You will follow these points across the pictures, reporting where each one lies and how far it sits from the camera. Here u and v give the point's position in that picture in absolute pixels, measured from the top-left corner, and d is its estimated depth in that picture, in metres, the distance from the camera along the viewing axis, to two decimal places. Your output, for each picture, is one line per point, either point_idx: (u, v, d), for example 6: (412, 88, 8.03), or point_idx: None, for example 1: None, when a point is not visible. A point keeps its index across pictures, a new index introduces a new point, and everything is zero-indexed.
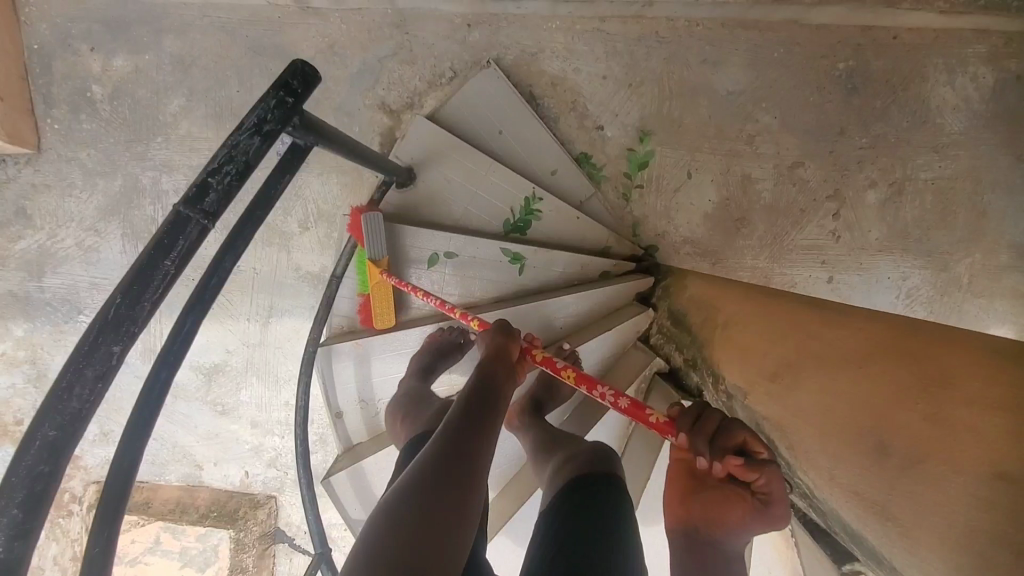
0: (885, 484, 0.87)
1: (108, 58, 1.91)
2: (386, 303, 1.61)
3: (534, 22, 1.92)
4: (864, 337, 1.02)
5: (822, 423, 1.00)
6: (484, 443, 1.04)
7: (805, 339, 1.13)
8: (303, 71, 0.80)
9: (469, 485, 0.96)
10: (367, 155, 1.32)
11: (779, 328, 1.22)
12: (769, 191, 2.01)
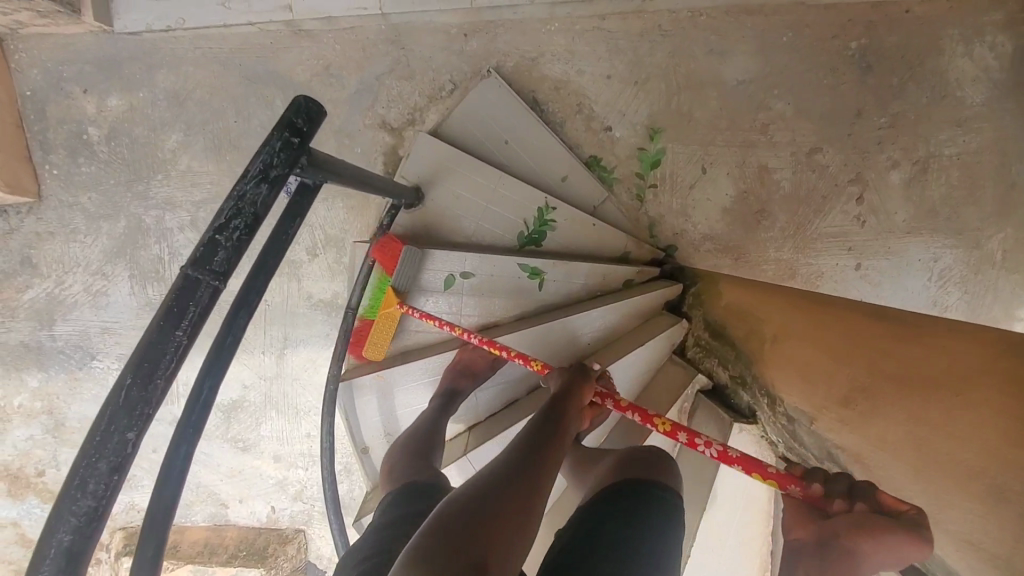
0: (995, 524, 0.97)
1: (102, 99, 1.87)
2: (385, 333, 1.58)
3: (531, 26, 1.86)
4: (950, 361, 1.12)
5: (919, 456, 1.10)
6: (542, 473, 1.00)
7: (888, 365, 1.22)
8: (307, 106, 0.74)
9: (519, 509, 0.92)
10: (374, 181, 1.26)
11: (856, 353, 1.30)
12: (788, 180, 1.93)
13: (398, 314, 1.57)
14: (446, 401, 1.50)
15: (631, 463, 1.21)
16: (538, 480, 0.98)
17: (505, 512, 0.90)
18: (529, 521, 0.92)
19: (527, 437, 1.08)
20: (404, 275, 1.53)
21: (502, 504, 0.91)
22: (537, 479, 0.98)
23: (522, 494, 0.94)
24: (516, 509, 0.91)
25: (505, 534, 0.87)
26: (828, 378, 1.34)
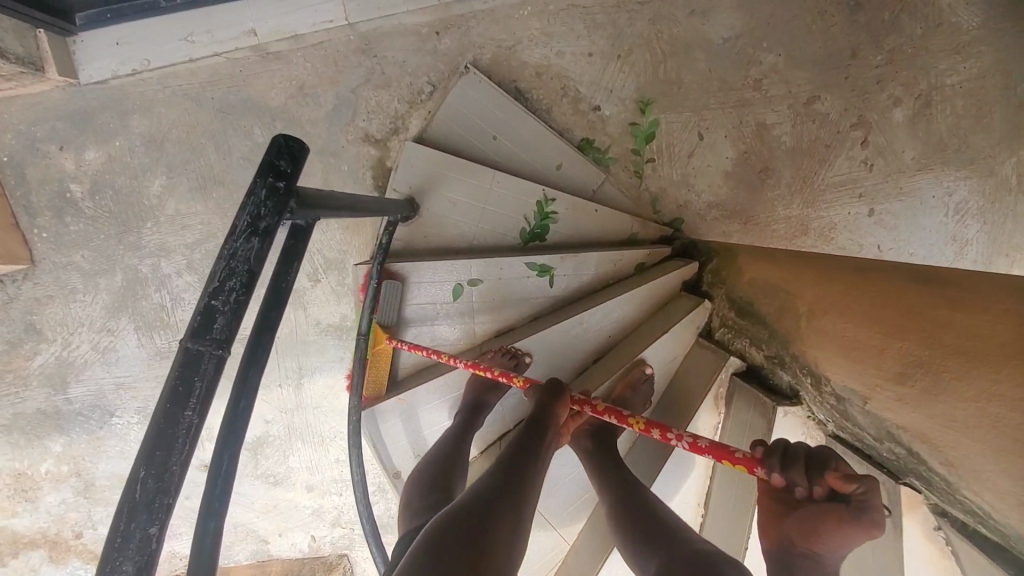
0: None
1: (79, 154, 1.82)
2: (381, 370, 1.59)
3: (504, 14, 1.80)
4: (995, 317, 0.80)
5: (973, 440, 0.79)
6: (526, 497, 1.00)
7: (913, 326, 0.92)
8: (291, 147, 0.69)
9: (506, 536, 0.91)
10: (367, 203, 1.20)
11: (875, 314, 1.02)
12: (789, 133, 1.86)
13: (391, 350, 1.58)
14: (467, 419, 1.45)
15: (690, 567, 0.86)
16: (522, 502, 0.98)
17: (494, 541, 0.88)
18: (518, 533, 0.93)
19: (507, 458, 1.07)
20: (388, 310, 1.55)
21: (490, 532, 0.89)
22: (518, 503, 0.97)
23: (509, 519, 0.93)
24: (503, 535, 0.90)
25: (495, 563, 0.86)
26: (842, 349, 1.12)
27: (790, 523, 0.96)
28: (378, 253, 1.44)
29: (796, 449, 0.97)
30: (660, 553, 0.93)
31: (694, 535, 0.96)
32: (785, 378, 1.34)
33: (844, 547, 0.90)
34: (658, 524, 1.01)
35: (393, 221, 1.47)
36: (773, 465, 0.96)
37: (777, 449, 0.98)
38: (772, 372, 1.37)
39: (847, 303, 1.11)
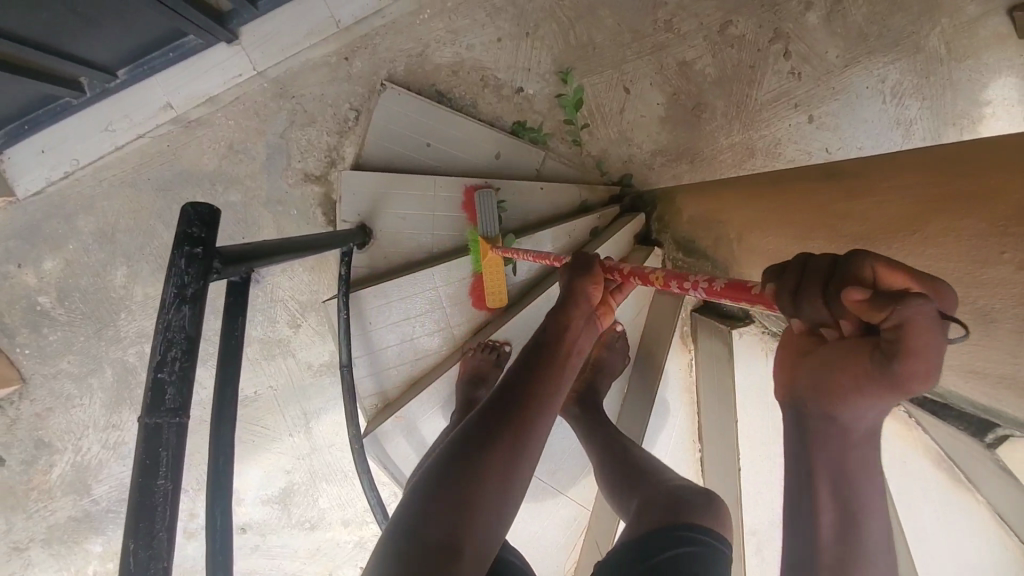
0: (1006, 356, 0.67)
1: (38, 266, 1.85)
2: (497, 279, 1.57)
3: (405, 23, 1.82)
4: (895, 189, 0.86)
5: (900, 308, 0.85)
6: (539, 418, 0.86)
7: (828, 216, 0.98)
8: (204, 214, 0.72)
9: (506, 472, 0.80)
10: (316, 239, 1.23)
11: (799, 214, 1.06)
12: (711, 65, 1.89)
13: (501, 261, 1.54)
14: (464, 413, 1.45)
15: (662, 506, 0.89)
16: (533, 423, 0.85)
17: (486, 481, 0.78)
18: (523, 464, 0.81)
19: (523, 366, 0.92)
20: (384, 319, 1.63)
21: (484, 471, 0.78)
22: (531, 423, 0.84)
23: (514, 449, 0.81)
24: (502, 471, 0.79)
25: (487, 509, 0.77)
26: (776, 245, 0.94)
27: (806, 373, 0.61)
28: (341, 285, 1.47)
29: (820, 259, 0.59)
30: (638, 495, 0.96)
31: (671, 476, 0.99)
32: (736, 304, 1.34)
33: (877, 408, 0.55)
34: (640, 470, 1.03)
35: (347, 251, 1.49)
36: (774, 293, 0.62)
37: (786, 270, 0.62)
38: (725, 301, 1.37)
39: (773, 214, 1.15)
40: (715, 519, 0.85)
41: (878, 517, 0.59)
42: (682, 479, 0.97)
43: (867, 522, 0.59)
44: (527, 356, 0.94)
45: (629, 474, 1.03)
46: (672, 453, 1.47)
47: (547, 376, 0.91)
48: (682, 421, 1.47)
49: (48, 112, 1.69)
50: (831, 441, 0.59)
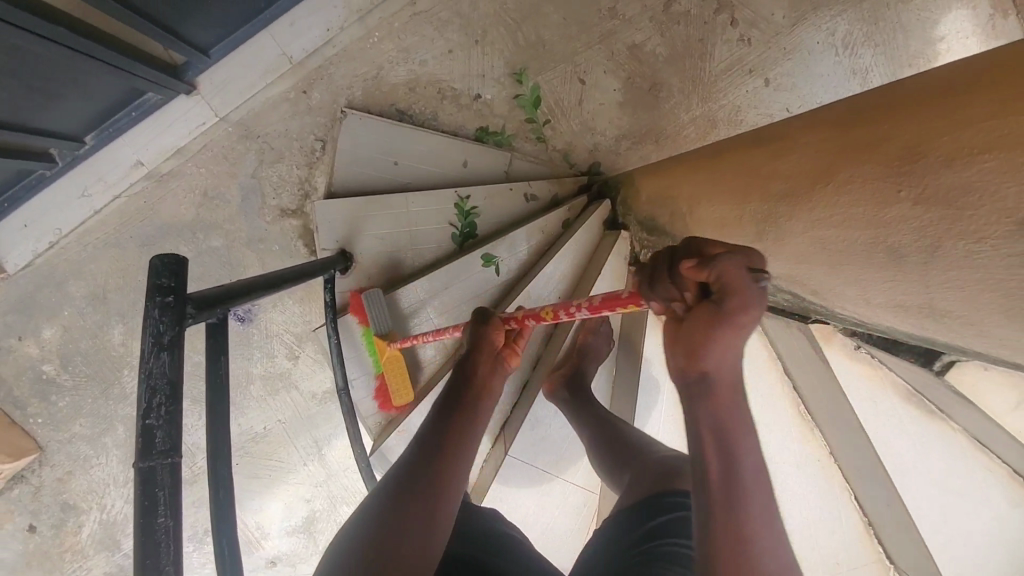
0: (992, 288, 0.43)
1: (38, 336, 1.90)
2: (399, 378, 1.62)
3: (356, 49, 1.84)
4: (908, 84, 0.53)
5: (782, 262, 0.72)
6: (457, 452, 0.93)
7: (722, 169, 0.87)
8: (170, 264, 0.75)
9: (433, 502, 0.86)
10: (300, 268, 1.25)
11: (704, 167, 0.94)
12: (661, 45, 1.91)
13: (399, 353, 1.61)
14: None
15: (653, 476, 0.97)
16: (451, 457, 0.91)
17: (416, 510, 0.84)
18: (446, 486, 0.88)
19: (439, 412, 0.98)
20: (379, 320, 1.61)
21: (411, 505, 0.84)
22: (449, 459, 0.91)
23: (435, 483, 0.87)
24: (428, 501, 0.85)
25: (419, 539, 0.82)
26: (711, 220, 0.88)
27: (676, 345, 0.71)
28: (328, 313, 1.50)
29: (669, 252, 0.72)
30: (632, 469, 1.04)
31: (659, 447, 1.07)
32: None
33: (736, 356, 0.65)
34: (629, 446, 1.11)
35: (330, 277, 1.52)
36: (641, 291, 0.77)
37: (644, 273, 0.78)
38: None
39: (689, 171, 1.00)
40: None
41: (750, 444, 0.65)
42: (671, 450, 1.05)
43: (740, 452, 0.65)
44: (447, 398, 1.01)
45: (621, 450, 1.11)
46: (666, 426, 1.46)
47: (462, 416, 0.98)
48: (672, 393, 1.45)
49: (24, 187, 1.74)
50: (710, 396, 0.66)
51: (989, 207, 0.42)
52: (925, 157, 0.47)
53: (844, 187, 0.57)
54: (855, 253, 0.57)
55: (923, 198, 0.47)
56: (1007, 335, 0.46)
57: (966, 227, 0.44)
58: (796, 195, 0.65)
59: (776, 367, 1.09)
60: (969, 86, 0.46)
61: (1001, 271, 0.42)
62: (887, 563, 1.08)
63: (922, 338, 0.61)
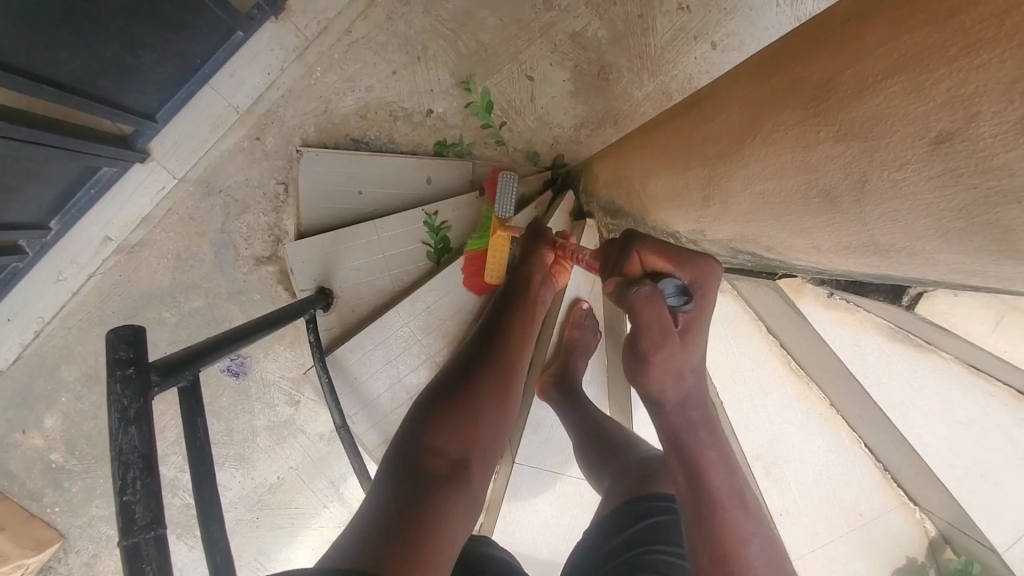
0: (915, 213, 0.42)
1: (41, 426, 1.90)
2: (496, 262, 1.53)
3: (300, 87, 1.84)
4: (814, 29, 0.53)
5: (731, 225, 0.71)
6: (518, 354, 1.06)
7: (665, 139, 0.86)
8: (128, 335, 0.75)
9: (491, 385, 0.99)
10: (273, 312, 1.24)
11: (650, 141, 0.93)
12: (602, 27, 1.87)
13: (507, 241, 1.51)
14: None
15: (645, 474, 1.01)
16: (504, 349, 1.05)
17: (478, 391, 0.97)
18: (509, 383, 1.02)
19: (493, 314, 1.12)
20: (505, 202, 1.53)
21: (473, 384, 0.98)
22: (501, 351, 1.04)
23: (491, 370, 1.01)
24: (488, 385, 0.99)
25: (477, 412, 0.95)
26: (662, 194, 0.87)
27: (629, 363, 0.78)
28: (315, 353, 1.48)
29: (625, 241, 0.86)
30: (610, 470, 1.09)
31: (642, 446, 1.12)
32: None
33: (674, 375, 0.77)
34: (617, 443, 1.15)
35: (311, 317, 1.50)
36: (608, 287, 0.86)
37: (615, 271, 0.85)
38: None
39: (637, 149, 1.00)
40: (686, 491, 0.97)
41: (719, 465, 0.77)
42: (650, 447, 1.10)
43: (711, 477, 0.76)
44: (498, 303, 1.14)
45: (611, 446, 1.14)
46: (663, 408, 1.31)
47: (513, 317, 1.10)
48: None
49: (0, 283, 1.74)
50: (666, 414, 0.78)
51: (902, 130, 0.40)
52: (834, 94, 0.46)
53: (769, 137, 0.56)
54: (791, 199, 0.55)
55: (836, 133, 0.46)
56: (948, 259, 0.44)
57: (880, 152, 0.42)
58: (730, 152, 0.64)
59: (755, 327, 1.08)
60: (861, 16, 0.45)
61: (924, 193, 0.40)
62: (912, 505, 1.04)
63: (878, 275, 0.58)
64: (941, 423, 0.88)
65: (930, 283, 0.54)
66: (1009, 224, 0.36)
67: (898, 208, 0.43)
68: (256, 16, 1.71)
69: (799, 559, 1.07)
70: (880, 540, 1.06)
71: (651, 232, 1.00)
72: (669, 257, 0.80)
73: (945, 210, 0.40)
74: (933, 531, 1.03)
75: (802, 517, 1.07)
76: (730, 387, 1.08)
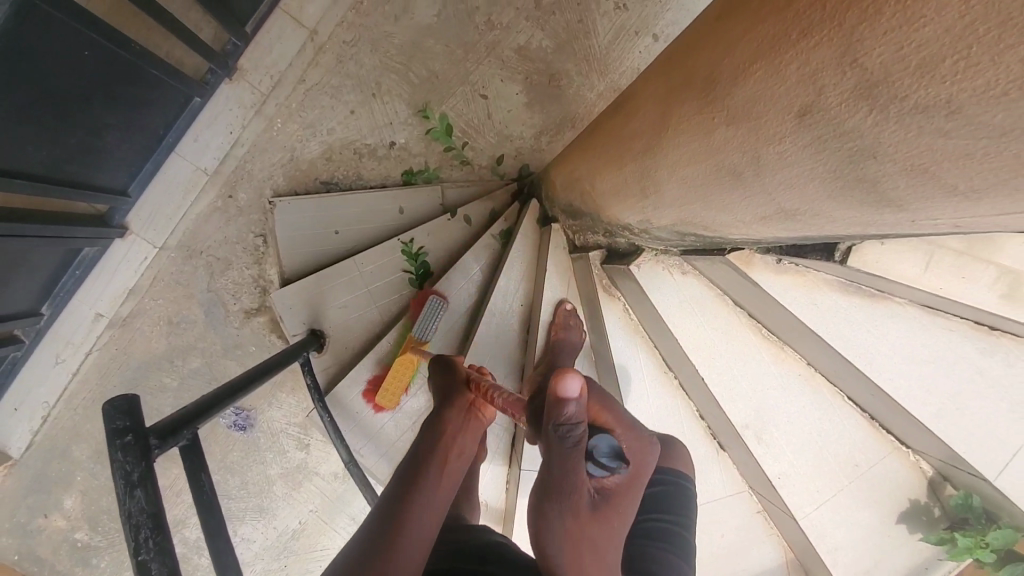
0: (806, 179, 0.46)
1: (61, 508, 1.92)
2: (393, 385, 1.62)
3: (263, 140, 1.89)
4: (700, 27, 0.58)
5: (670, 213, 0.75)
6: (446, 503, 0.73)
7: (602, 142, 0.91)
8: (121, 406, 0.79)
9: (421, 536, 0.66)
10: (266, 369, 1.24)
11: (591, 146, 0.98)
12: (545, 37, 1.93)
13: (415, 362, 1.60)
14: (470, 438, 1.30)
15: None
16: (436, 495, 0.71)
17: (401, 567, 0.62)
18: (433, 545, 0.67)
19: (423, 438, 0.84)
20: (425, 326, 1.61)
21: (393, 553, 0.62)
22: (426, 503, 0.70)
23: (417, 526, 0.67)
24: (415, 551, 0.64)
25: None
26: (608, 191, 0.91)
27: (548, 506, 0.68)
28: (314, 395, 1.51)
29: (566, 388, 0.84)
30: None
31: None
32: (623, 243, 1.13)
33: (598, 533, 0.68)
34: None
35: (306, 360, 1.53)
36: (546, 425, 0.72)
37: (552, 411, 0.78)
38: (614, 245, 1.16)
39: (582, 154, 1.04)
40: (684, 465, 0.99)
41: None
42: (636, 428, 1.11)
43: None
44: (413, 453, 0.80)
45: None
46: (655, 399, 1.25)
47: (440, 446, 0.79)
48: (647, 363, 1.26)
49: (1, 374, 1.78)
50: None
51: (775, 108, 0.44)
52: (720, 83, 0.50)
53: (680, 128, 0.60)
54: (708, 180, 0.60)
55: (730, 118, 0.50)
56: (843, 215, 0.48)
57: (764, 129, 0.46)
58: (654, 144, 0.68)
59: (722, 302, 1.09)
60: (729, 12, 0.50)
61: (805, 160, 0.44)
62: (905, 449, 1.07)
63: (802, 236, 0.63)
64: (911, 364, 0.91)
65: (848, 237, 0.58)
66: (878, 177, 0.40)
67: (792, 178, 0.47)
68: (210, 80, 1.77)
69: (806, 517, 1.10)
70: (879, 486, 1.09)
71: (609, 228, 1.04)
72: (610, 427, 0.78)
73: (827, 173, 0.44)
74: (931, 471, 1.07)
75: (802, 476, 1.10)
76: (709, 362, 1.09)
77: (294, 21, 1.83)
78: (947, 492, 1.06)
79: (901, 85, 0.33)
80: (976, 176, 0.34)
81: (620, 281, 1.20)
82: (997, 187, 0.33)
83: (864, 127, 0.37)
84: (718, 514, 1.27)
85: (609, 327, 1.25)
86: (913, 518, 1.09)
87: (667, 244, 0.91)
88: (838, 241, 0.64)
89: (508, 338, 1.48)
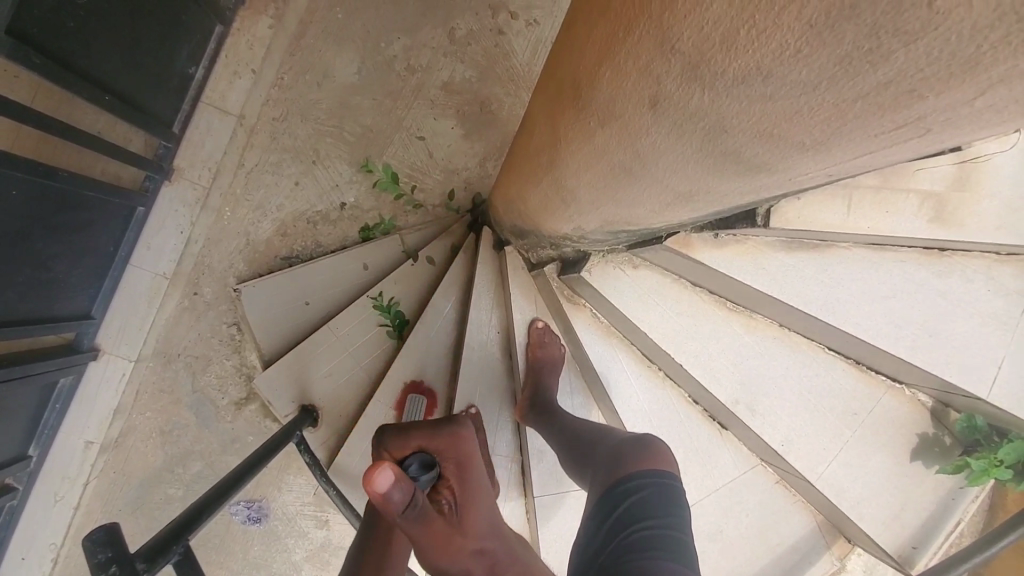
0: (684, 161, 0.46)
1: None
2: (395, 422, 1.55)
3: (216, 231, 1.89)
4: (562, 36, 0.59)
5: (592, 216, 0.75)
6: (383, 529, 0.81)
7: (519, 162, 0.92)
8: (102, 537, 0.68)
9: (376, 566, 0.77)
10: (255, 458, 1.17)
11: (513, 167, 0.99)
12: (466, 68, 1.95)
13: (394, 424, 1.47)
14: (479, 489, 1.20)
15: (619, 460, 0.97)
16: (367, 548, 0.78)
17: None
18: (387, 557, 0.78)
19: None
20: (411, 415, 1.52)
21: None
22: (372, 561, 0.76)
23: None
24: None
25: None
26: (539, 208, 0.92)
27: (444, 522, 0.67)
28: (315, 469, 1.43)
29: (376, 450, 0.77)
30: (589, 469, 1.05)
31: (611, 435, 1.08)
32: (570, 250, 1.13)
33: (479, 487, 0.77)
34: (588, 443, 1.11)
35: (300, 439, 1.45)
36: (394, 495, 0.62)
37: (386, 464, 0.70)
38: (565, 253, 1.16)
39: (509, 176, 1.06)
40: (653, 457, 0.95)
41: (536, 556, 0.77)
42: (624, 432, 1.07)
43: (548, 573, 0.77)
44: None
45: (587, 447, 1.10)
46: (647, 394, 1.25)
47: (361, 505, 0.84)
48: (630, 361, 1.26)
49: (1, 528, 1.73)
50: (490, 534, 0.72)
51: (630, 103, 0.45)
52: (584, 90, 0.51)
53: (570, 138, 0.61)
54: (608, 180, 0.60)
55: (602, 120, 0.51)
56: (730, 187, 0.48)
57: (629, 124, 0.47)
58: (556, 157, 0.69)
59: (680, 286, 1.11)
60: (576, 20, 0.51)
61: (674, 144, 0.45)
62: (899, 386, 1.07)
63: (716, 211, 0.63)
64: (874, 303, 0.90)
65: (757, 202, 0.58)
66: (738, 148, 0.40)
67: (671, 162, 0.47)
68: (149, 186, 1.78)
69: (821, 478, 1.07)
70: (884, 427, 1.08)
71: (554, 240, 1.05)
72: (414, 435, 0.79)
73: (699, 154, 0.44)
74: (930, 401, 1.08)
75: (811, 437, 1.07)
76: (686, 348, 1.09)
77: (220, 111, 1.86)
78: (951, 419, 1.07)
79: (715, 62, 0.34)
80: (814, 129, 0.34)
81: (581, 288, 1.21)
82: (836, 134, 0.34)
83: (706, 108, 0.38)
84: (738, 494, 1.25)
85: (583, 338, 1.26)
86: (926, 451, 1.09)
87: (607, 243, 0.91)
88: (757, 205, 0.63)
89: (492, 367, 1.48)
